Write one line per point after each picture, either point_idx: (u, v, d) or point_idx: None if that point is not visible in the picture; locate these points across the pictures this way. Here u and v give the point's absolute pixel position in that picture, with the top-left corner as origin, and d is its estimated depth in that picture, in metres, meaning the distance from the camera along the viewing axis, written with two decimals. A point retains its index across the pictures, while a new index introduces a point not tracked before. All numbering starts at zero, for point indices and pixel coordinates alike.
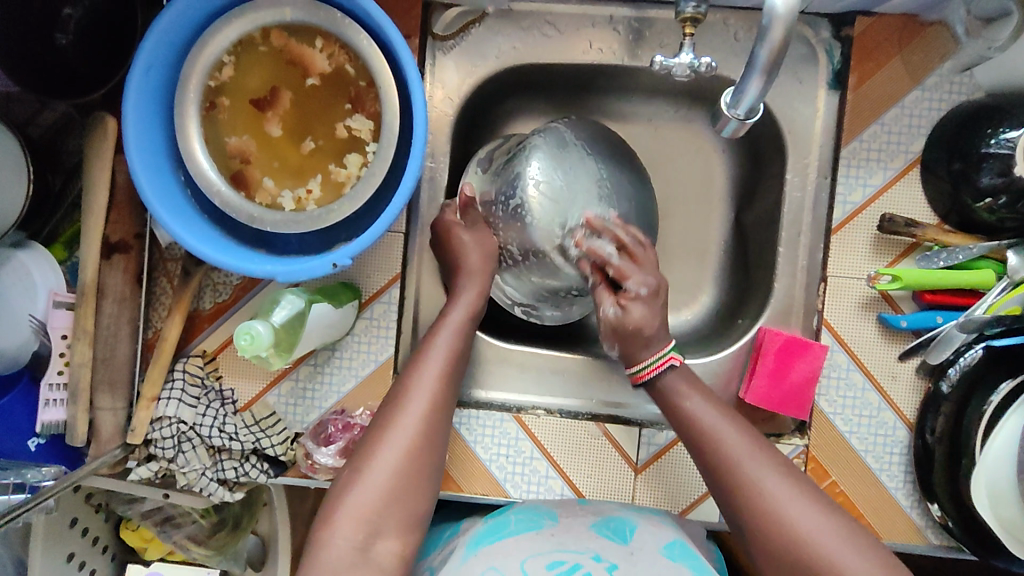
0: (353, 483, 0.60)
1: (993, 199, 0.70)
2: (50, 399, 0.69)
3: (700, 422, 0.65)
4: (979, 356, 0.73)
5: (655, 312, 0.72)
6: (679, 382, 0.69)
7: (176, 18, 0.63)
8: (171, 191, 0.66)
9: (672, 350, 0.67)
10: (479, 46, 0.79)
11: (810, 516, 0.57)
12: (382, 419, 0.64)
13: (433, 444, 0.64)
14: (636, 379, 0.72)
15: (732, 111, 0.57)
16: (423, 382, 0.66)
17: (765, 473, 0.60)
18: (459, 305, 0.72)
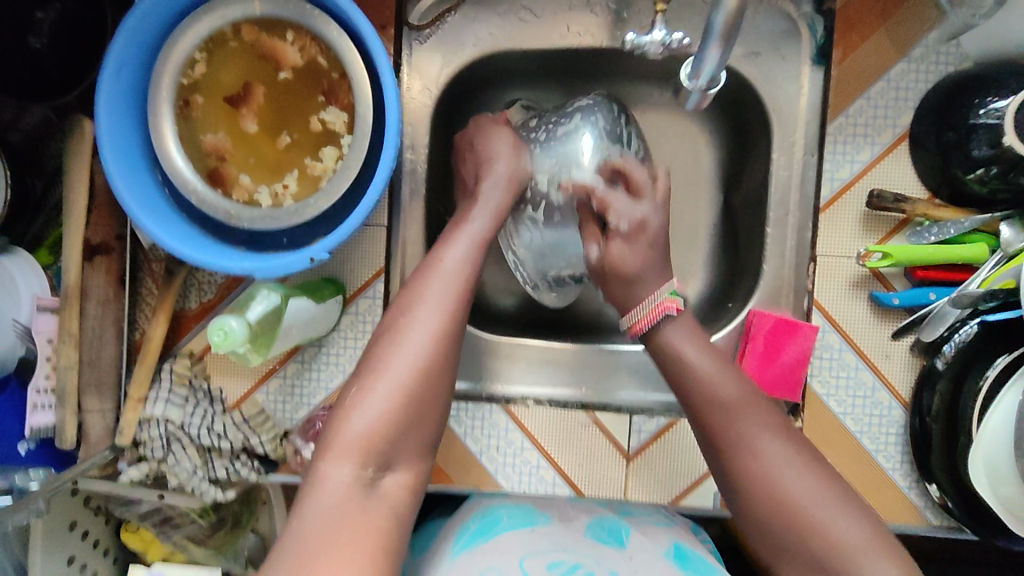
0: (357, 403, 0.57)
1: (985, 170, 0.69)
2: (37, 404, 0.69)
3: (713, 411, 0.62)
4: (974, 331, 0.71)
5: (646, 254, 0.68)
6: (679, 333, 0.66)
7: (144, 16, 0.62)
8: (148, 190, 0.66)
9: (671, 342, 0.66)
10: (455, 34, 0.78)
11: (810, 498, 0.57)
12: (388, 336, 0.60)
13: (443, 366, 0.60)
14: (632, 333, 0.68)
15: (693, 81, 0.56)
16: (429, 301, 0.61)
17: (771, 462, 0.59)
18: (480, 215, 0.68)
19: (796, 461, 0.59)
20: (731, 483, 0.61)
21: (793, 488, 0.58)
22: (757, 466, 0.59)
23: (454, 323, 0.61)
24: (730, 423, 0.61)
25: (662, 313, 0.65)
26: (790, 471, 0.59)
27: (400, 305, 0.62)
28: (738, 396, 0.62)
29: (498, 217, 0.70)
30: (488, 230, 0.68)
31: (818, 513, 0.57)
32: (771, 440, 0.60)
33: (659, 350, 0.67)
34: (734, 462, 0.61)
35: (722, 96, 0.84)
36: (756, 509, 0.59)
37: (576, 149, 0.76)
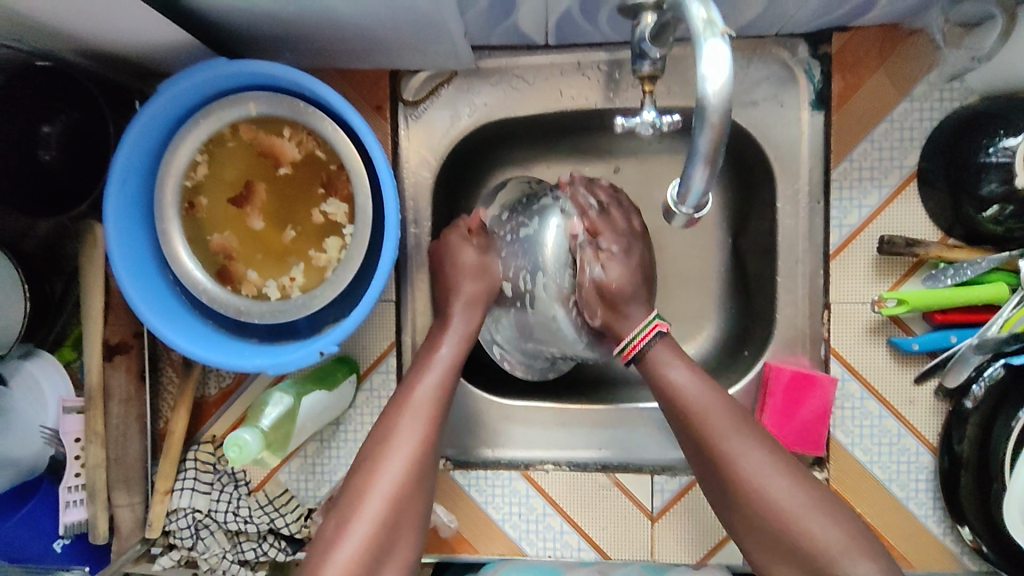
0: (336, 539, 0.59)
1: (1000, 208, 0.66)
2: (70, 501, 0.72)
3: (711, 427, 0.63)
4: (1001, 372, 0.69)
5: (622, 270, 0.72)
6: (665, 354, 0.68)
7: (144, 129, 0.64)
8: (160, 292, 0.67)
9: (674, 380, 0.66)
10: (450, 107, 0.79)
11: (825, 533, 0.59)
12: (364, 469, 0.63)
13: (417, 489, 0.64)
14: (622, 358, 0.70)
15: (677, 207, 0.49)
16: (404, 433, 0.64)
17: (785, 502, 0.60)
18: (449, 341, 0.70)
19: (791, 481, 0.61)
20: (727, 510, 0.63)
21: (779, 498, 0.60)
22: (751, 488, 0.61)
23: (425, 453, 0.65)
24: (717, 445, 0.63)
25: (652, 336, 0.68)
26: (802, 510, 0.60)
27: (376, 437, 0.65)
28: (738, 445, 0.63)
29: (468, 339, 0.72)
30: (456, 356, 0.70)
31: (813, 527, 0.59)
32: (761, 461, 0.62)
33: (666, 396, 0.66)
34: (734, 491, 0.62)
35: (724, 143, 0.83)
36: (754, 526, 0.61)
37: (545, 239, 0.74)
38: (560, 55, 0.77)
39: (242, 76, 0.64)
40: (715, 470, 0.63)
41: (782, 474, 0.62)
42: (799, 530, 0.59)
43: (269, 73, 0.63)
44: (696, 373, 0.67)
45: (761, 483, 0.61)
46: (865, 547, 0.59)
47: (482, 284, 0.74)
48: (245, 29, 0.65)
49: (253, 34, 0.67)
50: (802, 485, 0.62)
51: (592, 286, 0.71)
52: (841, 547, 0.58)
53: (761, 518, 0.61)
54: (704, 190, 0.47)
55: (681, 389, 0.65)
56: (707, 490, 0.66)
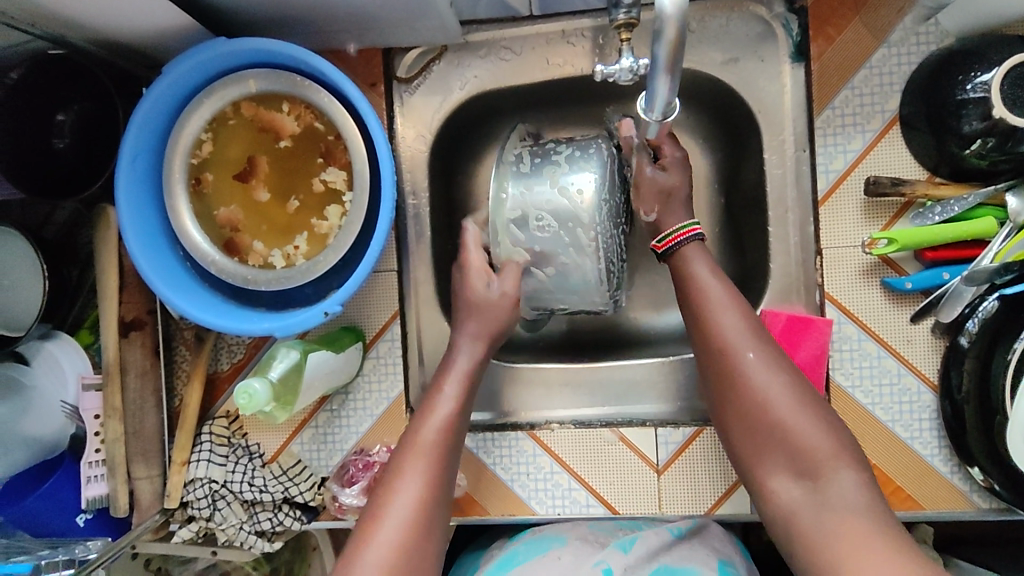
0: (382, 507, 0.63)
1: (981, 143, 0.67)
2: (91, 476, 0.74)
3: (721, 329, 0.67)
4: (995, 306, 0.70)
5: (681, 175, 0.75)
6: (693, 253, 0.72)
7: (151, 107, 0.67)
8: (171, 265, 0.70)
9: (697, 277, 0.70)
10: (442, 81, 0.82)
11: (811, 434, 0.62)
12: (405, 444, 0.68)
13: (446, 463, 0.67)
14: (659, 249, 0.73)
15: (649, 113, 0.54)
16: (438, 411, 0.69)
17: (775, 401, 0.64)
18: (465, 341, 0.73)
19: (780, 376, 0.65)
20: (718, 390, 0.67)
21: (774, 397, 0.64)
22: (748, 376, 0.65)
23: (454, 425, 0.69)
24: (719, 335, 0.67)
25: (689, 235, 0.72)
26: (787, 406, 0.63)
27: (383, 487, 0.65)
28: (742, 330, 0.67)
29: (469, 376, 0.72)
30: (471, 363, 0.72)
31: (799, 426, 0.63)
32: (760, 364, 0.65)
33: (688, 298, 0.70)
34: (728, 370, 0.66)
35: (710, 103, 0.85)
36: (744, 411, 0.65)
37: (584, 169, 0.71)
38: (545, 24, 0.79)
39: (242, 53, 0.67)
40: (724, 380, 0.66)
41: (778, 371, 0.65)
42: (782, 421, 0.63)
43: (266, 49, 0.67)
44: (717, 272, 0.70)
45: (761, 384, 0.65)
46: (848, 457, 0.62)
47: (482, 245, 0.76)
48: (242, 9, 0.68)
49: (251, 16, 0.70)
50: (793, 383, 0.65)
51: (650, 183, 0.74)
52: (827, 452, 0.62)
53: (750, 408, 0.65)
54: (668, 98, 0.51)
55: (700, 281, 0.70)
56: (708, 384, 0.69)
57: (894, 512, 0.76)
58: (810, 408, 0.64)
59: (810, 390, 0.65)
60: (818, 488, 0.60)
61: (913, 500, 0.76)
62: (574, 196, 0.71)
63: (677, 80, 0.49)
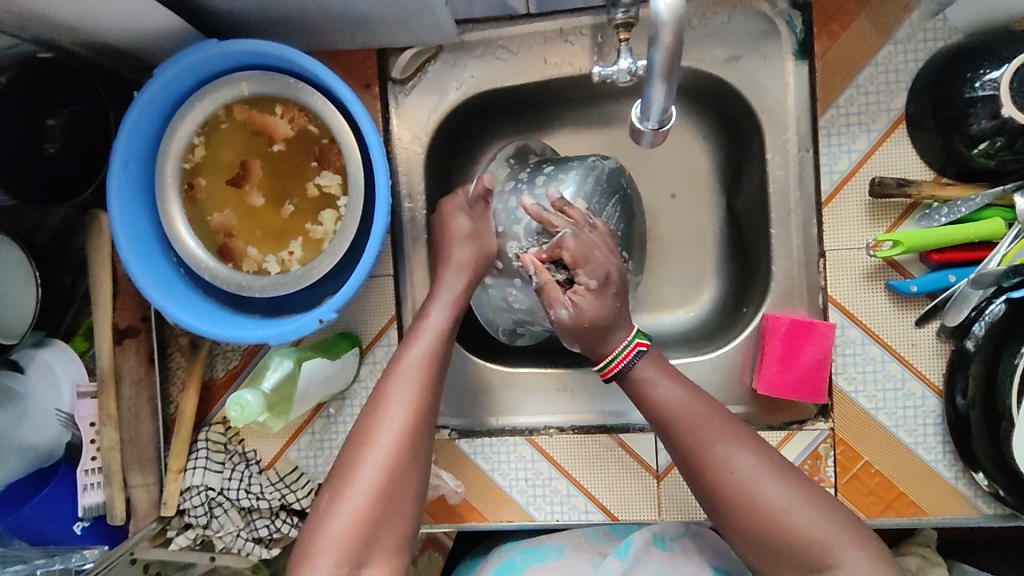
0: (332, 510, 0.61)
1: (989, 143, 0.66)
2: (88, 484, 0.74)
3: (700, 437, 0.64)
4: (1002, 309, 0.68)
5: (603, 301, 0.67)
6: (648, 370, 0.68)
7: (142, 111, 0.66)
8: (165, 271, 0.69)
9: (664, 399, 0.66)
10: (438, 81, 0.80)
11: (818, 526, 0.60)
12: (359, 434, 0.65)
13: (412, 459, 0.64)
14: (604, 376, 0.69)
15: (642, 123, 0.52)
16: (396, 396, 0.66)
17: (774, 501, 0.61)
18: (438, 309, 0.72)
19: (775, 476, 0.62)
20: (711, 509, 0.64)
21: (770, 500, 0.61)
22: (742, 488, 0.61)
23: (417, 419, 0.66)
24: (702, 451, 0.63)
25: (632, 355, 0.67)
26: (788, 502, 0.61)
27: (369, 408, 0.66)
28: (720, 430, 0.64)
29: (459, 305, 0.73)
30: (447, 322, 0.72)
31: (801, 522, 0.60)
32: (753, 469, 0.62)
33: (659, 419, 0.66)
34: (717, 492, 0.63)
35: (712, 101, 0.83)
36: (751, 531, 0.61)
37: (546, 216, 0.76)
38: (543, 23, 0.78)
39: (234, 55, 0.66)
40: (706, 483, 0.63)
41: (772, 474, 0.62)
42: (785, 527, 0.60)
43: (258, 52, 0.65)
44: (690, 391, 0.66)
45: (758, 487, 0.61)
46: (857, 538, 0.60)
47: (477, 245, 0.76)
48: (233, 10, 0.67)
49: (242, 17, 0.69)
50: (791, 479, 0.63)
51: (570, 321, 0.67)
52: (835, 534, 0.59)
53: (746, 521, 0.61)
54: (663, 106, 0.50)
55: (675, 412, 0.65)
56: (695, 489, 0.65)
57: (897, 518, 0.75)
58: (809, 496, 0.62)
59: (807, 486, 0.63)
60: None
61: (917, 506, 0.74)
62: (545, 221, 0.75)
63: (673, 88, 0.48)
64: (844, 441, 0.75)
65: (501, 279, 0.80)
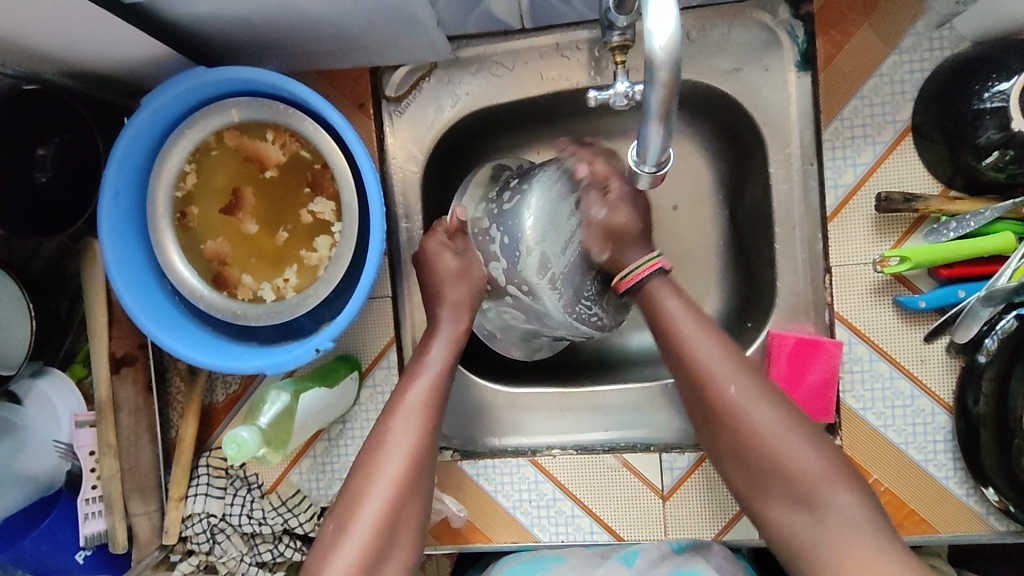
0: (336, 542, 0.61)
1: (1000, 154, 0.64)
2: (89, 513, 0.73)
3: (699, 365, 0.65)
4: (1014, 324, 0.66)
5: (629, 213, 0.73)
6: (665, 290, 0.70)
7: (131, 141, 0.65)
8: (159, 302, 0.68)
9: (669, 308, 0.68)
10: (433, 99, 0.79)
11: (804, 457, 0.60)
12: (363, 468, 0.64)
13: (415, 491, 0.64)
14: (620, 287, 0.72)
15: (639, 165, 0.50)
16: (400, 431, 0.65)
17: (767, 429, 0.62)
18: (439, 346, 0.71)
19: (768, 403, 0.63)
20: (709, 416, 0.65)
21: (761, 425, 0.62)
22: (734, 408, 0.63)
23: (421, 453, 0.65)
24: (706, 370, 0.64)
25: (653, 270, 0.70)
26: (780, 428, 0.62)
27: (370, 442, 0.66)
28: (720, 358, 0.65)
29: (458, 344, 0.72)
30: (448, 358, 0.70)
31: (793, 446, 0.61)
32: (742, 396, 0.63)
33: (661, 328, 0.68)
34: (715, 404, 0.64)
35: (713, 113, 0.81)
36: (750, 466, 0.63)
37: (517, 233, 0.72)
38: (538, 37, 0.76)
39: (223, 82, 0.65)
40: (699, 393, 0.65)
41: (766, 398, 0.63)
42: (773, 452, 0.61)
43: (247, 79, 0.64)
44: (689, 305, 0.68)
45: (748, 411, 0.63)
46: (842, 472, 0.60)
47: (476, 263, 0.75)
48: (221, 35, 0.66)
49: (231, 41, 0.67)
50: (778, 401, 0.63)
51: (601, 226, 0.72)
52: (819, 474, 0.60)
53: (733, 434, 0.63)
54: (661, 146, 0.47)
55: (675, 321, 0.67)
56: (709, 436, 0.66)
57: (907, 537, 0.74)
58: (802, 430, 0.62)
59: (801, 416, 0.63)
60: (817, 516, 0.59)
61: (928, 523, 0.73)
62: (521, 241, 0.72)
63: (671, 125, 0.46)
64: (852, 459, 0.74)
65: (494, 300, 0.77)
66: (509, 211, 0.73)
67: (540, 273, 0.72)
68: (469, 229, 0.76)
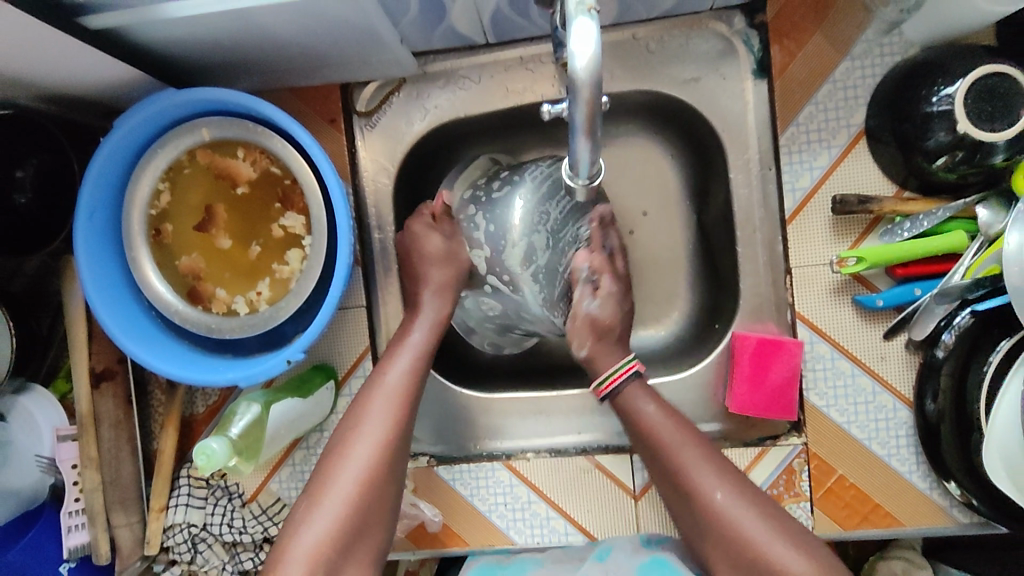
0: (307, 519, 0.62)
1: (949, 157, 0.66)
2: (72, 526, 0.75)
3: (674, 458, 0.68)
4: (970, 321, 0.68)
5: (614, 309, 0.77)
6: (638, 393, 0.72)
7: (105, 162, 0.67)
8: (134, 317, 0.70)
9: (644, 415, 0.71)
10: (402, 113, 0.81)
11: (790, 559, 0.60)
12: (336, 447, 0.67)
13: (387, 473, 0.66)
14: (598, 394, 0.74)
15: (573, 180, 0.51)
16: (374, 413, 0.68)
17: (753, 535, 0.62)
18: (420, 327, 0.74)
19: (758, 517, 0.63)
20: (681, 510, 0.67)
21: (745, 528, 0.62)
22: (720, 512, 0.64)
23: (396, 434, 0.68)
24: (681, 470, 0.67)
25: (630, 373, 0.73)
26: (765, 535, 0.61)
27: (347, 421, 0.68)
28: (685, 444, 0.68)
29: (438, 327, 0.75)
30: (428, 342, 0.74)
31: (780, 557, 0.60)
32: (728, 501, 0.64)
33: (641, 439, 0.70)
34: (691, 500, 0.66)
35: (676, 121, 0.84)
36: (729, 558, 0.63)
37: (506, 223, 0.74)
38: (502, 52, 0.78)
39: (193, 103, 0.67)
40: (702, 530, 0.65)
41: (743, 498, 0.64)
42: (756, 551, 0.61)
43: (215, 99, 0.66)
44: (666, 408, 0.71)
45: (738, 521, 0.63)
46: (830, 567, 0.59)
47: (450, 270, 0.76)
48: (190, 57, 0.68)
49: (200, 62, 0.69)
50: (768, 517, 0.63)
51: (586, 318, 0.75)
52: (808, 567, 0.59)
53: (733, 548, 0.62)
54: (591, 162, 0.48)
55: (653, 426, 0.70)
56: (688, 526, 0.67)
57: (874, 530, 0.75)
58: (777, 525, 0.62)
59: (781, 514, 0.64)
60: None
61: (894, 517, 0.75)
62: (509, 230, 0.73)
63: (598, 143, 0.47)
64: (817, 455, 0.76)
65: (474, 291, 0.79)
66: (499, 200, 0.76)
67: (524, 261, 0.73)
68: (458, 217, 0.79)
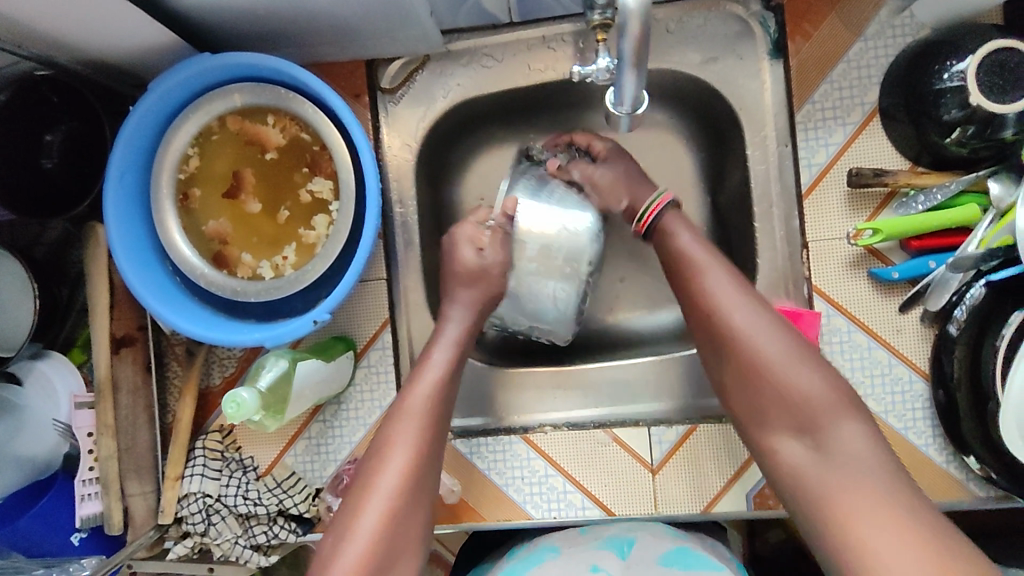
0: (333, 552, 0.59)
1: (961, 131, 0.68)
2: (85, 494, 0.74)
3: (701, 277, 0.67)
4: (983, 293, 0.69)
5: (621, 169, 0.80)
6: (677, 221, 0.72)
7: (137, 124, 0.68)
8: (160, 280, 0.71)
9: (681, 244, 0.70)
10: (425, 90, 0.82)
11: (805, 386, 0.61)
12: (363, 476, 0.63)
13: (414, 502, 0.62)
14: (639, 228, 0.75)
15: (618, 107, 0.60)
16: (399, 443, 0.64)
17: (768, 350, 0.63)
18: (442, 352, 0.71)
19: (775, 330, 0.63)
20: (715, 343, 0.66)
21: (768, 349, 0.63)
22: (737, 328, 0.64)
23: (421, 463, 0.64)
24: (700, 277, 0.67)
25: (664, 204, 0.73)
26: (789, 361, 0.62)
27: (371, 452, 0.65)
28: (704, 261, 0.68)
29: (460, 351, 0.72)
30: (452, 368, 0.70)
31: (797, 377, 0.61)
32: (750, 320, 0.64)
33: (667, 255, 0.71)
34: (718, 328, 0.65)
35: (692, 103, 0.86)
36: (737, 361, 0.64)
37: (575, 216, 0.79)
38: (526, 31, 0.81)
39: (226, 68, 0.68)
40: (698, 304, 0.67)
41: (766, 312, 0.64)
42: (769, 355, 0.62)
43: (249, 64, 0.68)
44: (699, 238, 0.70)
45: (751, 333, 0.63)
46: (851, 408, 0.60)
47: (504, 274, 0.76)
48: (224, 24, 0.69)
49: (233, 31, 0.71)
50: (791, 336, 0.64)
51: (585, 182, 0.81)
52: (825, 403, 0.60)
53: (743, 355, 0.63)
54: (635, 91, 0.57)
55: (686, 246, 0.70)
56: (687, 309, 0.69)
57: None
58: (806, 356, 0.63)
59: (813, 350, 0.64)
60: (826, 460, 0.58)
61: None
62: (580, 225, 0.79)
63: (642, 73, 0.55)
64: None
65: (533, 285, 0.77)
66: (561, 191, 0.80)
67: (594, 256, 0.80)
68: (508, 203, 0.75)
